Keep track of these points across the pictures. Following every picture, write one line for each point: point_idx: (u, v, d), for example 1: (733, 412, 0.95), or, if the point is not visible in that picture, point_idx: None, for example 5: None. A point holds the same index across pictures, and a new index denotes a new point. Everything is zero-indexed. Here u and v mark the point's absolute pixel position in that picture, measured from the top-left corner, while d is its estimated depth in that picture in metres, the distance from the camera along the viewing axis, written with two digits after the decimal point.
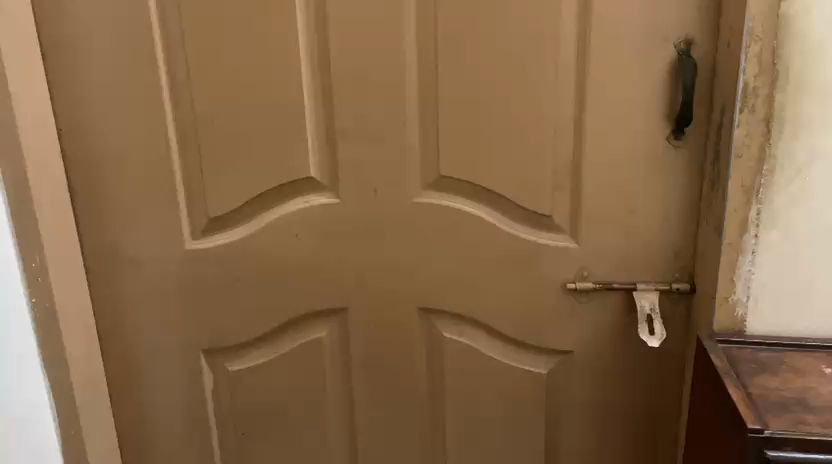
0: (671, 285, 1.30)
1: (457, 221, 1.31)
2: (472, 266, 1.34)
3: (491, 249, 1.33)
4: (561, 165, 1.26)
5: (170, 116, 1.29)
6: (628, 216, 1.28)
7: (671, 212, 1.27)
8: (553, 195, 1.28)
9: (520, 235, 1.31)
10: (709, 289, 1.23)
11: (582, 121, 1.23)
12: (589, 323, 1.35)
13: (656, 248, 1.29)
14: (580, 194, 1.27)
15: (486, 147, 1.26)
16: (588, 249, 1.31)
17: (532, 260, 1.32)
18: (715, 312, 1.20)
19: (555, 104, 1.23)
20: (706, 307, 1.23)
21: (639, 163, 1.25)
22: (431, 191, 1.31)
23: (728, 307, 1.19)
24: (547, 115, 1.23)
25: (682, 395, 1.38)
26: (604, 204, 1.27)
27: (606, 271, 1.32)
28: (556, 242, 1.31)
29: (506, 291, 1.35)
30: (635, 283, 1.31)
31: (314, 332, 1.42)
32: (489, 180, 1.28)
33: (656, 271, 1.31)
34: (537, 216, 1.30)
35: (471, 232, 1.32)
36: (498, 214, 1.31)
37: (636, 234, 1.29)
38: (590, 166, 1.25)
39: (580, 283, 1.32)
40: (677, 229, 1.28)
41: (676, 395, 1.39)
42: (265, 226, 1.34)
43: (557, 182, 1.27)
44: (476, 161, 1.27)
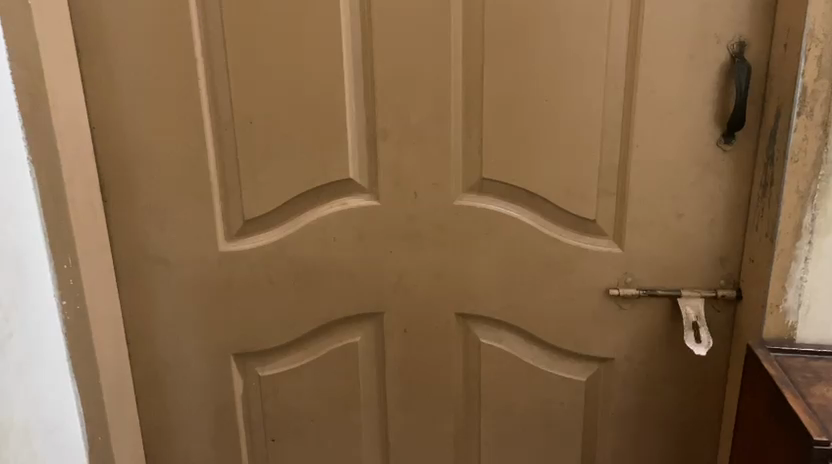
0: (717, 292, 1.28)
1: (499, 224, 1.29)
2: (512, 270, 1.31)
3: (533, 253, 1.30)
4: (607, 168, 1.24)
5: (207, 114, 1.26)
6: (674, 221, 1.25)
7: (718, 217, 1.25)
8: (598, 199, 1.25)
9: (563, 239, 1.29)
10: (758, 296, 1.20)
11: (630, 123, 1.21)
12: (631, 330, 1.33)
13: (702, 253, 1.27)
14: (626, 198, 1.25)
15: (532, 149, 1.23)
16: (632, 254, 1.28)
17: (574, 265, 1.30)
18: (765, 319, 1.18)
19: (604, 106, 1.20)
20: (755, 314, 1.21)
21: (687, 168, 1.22)
22: (472, 194, 1.28)
23: (779, 314, 1.17)
24: (595, 117, 1.21)
25: (724, 404, 1.35)
26: (650, 208, 1.25)
27: (650, 277, 1.29)
28: (599, 247, 1.28)
29: (546, 296, 1.32)
30: (680, 290, 1.28)
31: (348, 337, 1.39)
32: (533, 183, 1.25)
33: (701, 277, 1.28)
34: (580, 220, 1.27)
35: (513, 236, 1.29)
36: (540, 218, 1.29)
37: (682, 239, 1.26)
38: (638, 170, 1.23)
39: (624, 289, 1.29)
40: (724, 235, 1.26)
41: (718, 404, 1.36)
42: (302, 228, 1.31)
43: (602, 186, 1.25)
44: (520, 163, 1.24)
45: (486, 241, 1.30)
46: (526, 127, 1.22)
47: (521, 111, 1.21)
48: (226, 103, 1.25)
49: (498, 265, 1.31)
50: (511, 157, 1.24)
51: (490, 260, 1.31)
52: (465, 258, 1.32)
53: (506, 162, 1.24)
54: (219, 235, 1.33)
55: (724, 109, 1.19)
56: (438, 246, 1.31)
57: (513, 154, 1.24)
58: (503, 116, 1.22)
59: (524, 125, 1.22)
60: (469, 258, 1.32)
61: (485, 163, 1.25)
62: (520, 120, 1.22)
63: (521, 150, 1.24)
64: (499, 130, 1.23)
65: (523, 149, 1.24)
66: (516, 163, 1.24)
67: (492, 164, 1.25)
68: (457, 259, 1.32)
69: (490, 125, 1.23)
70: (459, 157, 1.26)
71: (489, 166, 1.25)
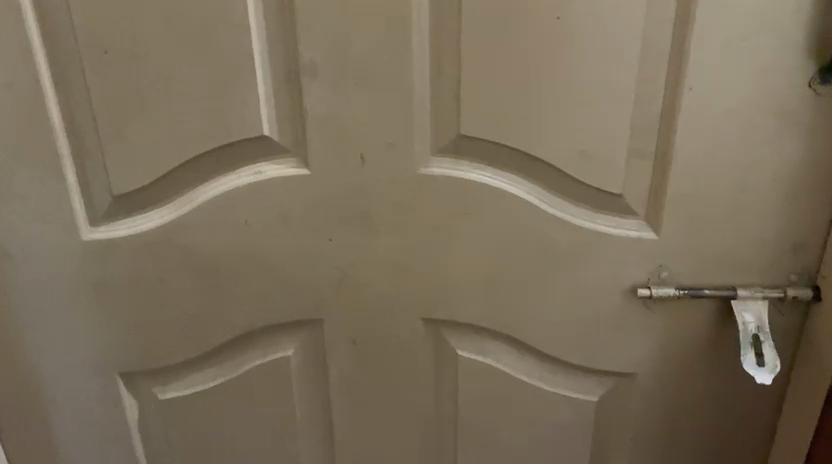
0: (788, 293, 0.92)
1: (485, 201, 0.90)
2: (502, 262, 0.94)
3: (531, 240, 0.92)
4: (644, 120, 0.84)
5: (39, 39, 0.82)
6: (734, 196, 0.88)
7: (797, 190, 0.87)
8: (628, 165, 0.87)
9: (574, 221, 0.91)
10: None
11: (683, 54, 0.80)
12: (663, 340, 0.97)
13: (771, 240, 0.90)
14: (669, 164, 0.86)
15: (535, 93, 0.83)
16: (670, 241, 0.91)
17: (588, 255, 0.92)
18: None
19: (644, 28, 0.79)
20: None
21: (761, 121, 0.83)
22: (446, 158, 0.88)
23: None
24: (630, 46, 0.80)
25: (778, 434, 1.01)
26: (702, 177, 0.86)
27: (695, 270, 0.92)
28: (624, 232, 0.91)
29: (548, 297, 0.96)
30: (736, 289, 0.92)
31: (277, 349, 1.02)
32: (534, 143, 0.86)
33: (764, 271, 0.92)
34: (601, 194, 0.89)
35: (503, 218, 0.91)
36: (542, 192, 0.90)
37: (744, 221, 0.89)
38: (690, 125, 0.83)
39: (658, 289, 0.93)
40: (804, 215, 0.88)
41: (770, 433, 1.02)
42: (201, 208, 0.91)
43: (635, 145, 0.85)
44: (516, 112, 0.84)
45: (466, 224, 0.92)
46: (527, 58, 0.81)
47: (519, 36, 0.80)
48: (64, 24, 0.80)
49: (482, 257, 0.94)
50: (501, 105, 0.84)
51: (471, 249, 0.93)
52: (434, 247, 0.93)
53: (495, 111, 0.84)
54: (80, 217, 0.92)
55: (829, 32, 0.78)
56: (397, 231, 0.92)
57: (505, 99, 0.83)
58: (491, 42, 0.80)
59: (523, 56, 0.81)
60: (440, 248, 0.93)
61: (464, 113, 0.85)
62: (516, 49, 0.80)
63: (518, 95, 0.83)
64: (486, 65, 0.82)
65: (520, 92, 0.83)
66: (509, 113, 0.84)
67: (475, 116, 0.85)
68: (425, 248, 0.94)
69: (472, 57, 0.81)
70: (427, 104, 0.85)
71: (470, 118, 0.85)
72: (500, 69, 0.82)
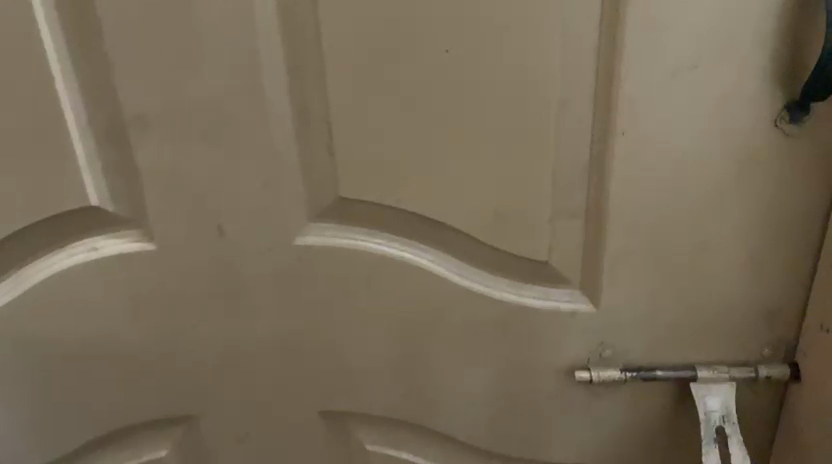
0: (760, 373, 0.74)
1: (381, 273, 0.72)
2: (409, 343, 0.76)
3: (443, 318, 0.74)
4: (571, 172, 0.66)
5: None
6: (689, 259, 0.70)
7: (765, 251, 0.70)
8: (554, 226, 0.69)
9: (494, 292, 0.73)
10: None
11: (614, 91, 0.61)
12: (612, 429, 0.80)
13: (735, 309, 0.73)
14: (605, 224, 0.68)
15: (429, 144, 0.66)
16: (612, 314, 0.74)
17: (514, 332, 0.75)
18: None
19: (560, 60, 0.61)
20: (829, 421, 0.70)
21: (718, 169, 0.65)
22: (331, 224, 0.71)
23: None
24: (544, 82, 0.62)
25: None
26: (646, 238, 0.69)
27: (645, 346, 0.75)
28: (555, 304, 0.74)
29: (469, 382, 0.78)
30: (696, 370, 0.75)
31: (149, 449, 0.84)
32: (435, 203, 0.68)
33: (729, 346, 0.75)
34: (524, 261, 0.72)
35: (406, 293, 0.73)
36: (452, 260, 0.73)
37: (703, 288, 0.72)
38: (627, 177, 0.66)
39: (600, 372, 0.76)
40: (776, 279, 0.71)
41: None
42: (25, 296, 0.72)
43: (562, 203, 0.68)
44: (408, 168, 0.67)
45: (361, 302, 0.74)
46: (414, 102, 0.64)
47: (401, 73, 0.63)
48: None
49: (384, 338, 0.76)
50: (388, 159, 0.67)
51: (371, 330, 0.76)
52: (325, 329, 0.76)
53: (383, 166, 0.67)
54: None
55: (799, 57, 0.60)
56: (277, 312, 0.75)
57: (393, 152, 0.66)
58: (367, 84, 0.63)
59: (410, 98, 0.64)
60: (333, 329, 0.76)
61: (344, 170, 0.67)
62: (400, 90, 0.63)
63: (408, 146, 0.66)
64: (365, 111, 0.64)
65: (411, 143, 0.66)
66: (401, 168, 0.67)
67: (358, 173, 0.68)
68: (314, 331, 0.76)
69: (345, 101, 0.64)
70: (296, 161, 0.67)
71: (353, 176, 0.68)
72: (383, 115, 0.64)
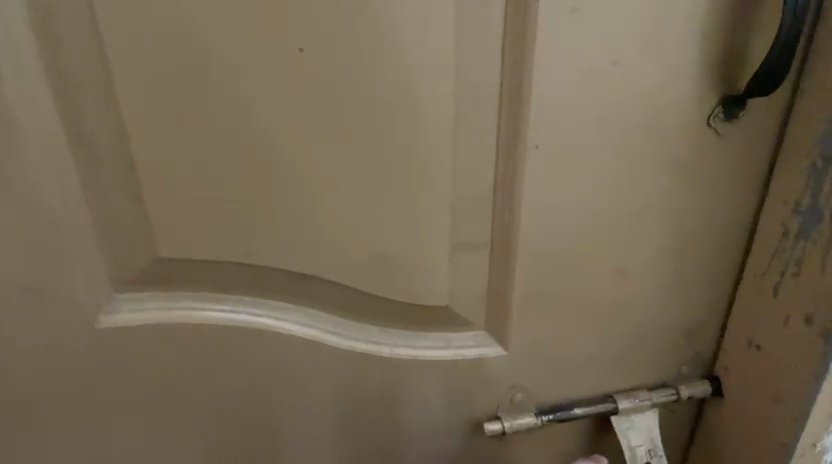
0: (681, 394, 0.66)
1: (231, 340, 0.55)
2: (278, 413, 0.60)
3: (323, 382, 0.59)
4: (471, 198, 0.51)
5: None
6: (608, 284, 0.59)
7: (690, 268, 0.59)
8: (454, 261, 0.54)
9: (383, 350, 0.58)
10: (770, 417, 0.59)
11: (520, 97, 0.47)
12: None
13: (656, 331, 0.63)
14: (514, 257, 0.55)
15: (286, 175, 0.48)
16: (522, 355, 0.61)
17: (408, 388, 0.61)
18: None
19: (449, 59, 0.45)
20: (765, 450, 0.61)
21: (644, 181, 0.53)
22: (163, 290, 0.53)
23: (811, 457, 0.59)
24: (429, 90, 0.46)
25: None
26: (560, 267, 0.56)
27: (560, 384, 0.64)
28: (457, 352, 0.59)
29: (357, 445, 0.64)
30: (617, 403, 0.65)
31: None
32: (301, 250, 0.52)
33: (648, 369, 0.65)
34: (415, 308, 0.57)
35: (273, 361, 0.57)
36: (326, 314, 0.56)
37: (623, 314, 0.61)
38: (540, 201, 0.52)
39: (513, 421, 0.63)
40: (698, 294, 0.61)
41: None
42: None
43: (463, 236, 0.53)
44: (262, 208, 0.49)
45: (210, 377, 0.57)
46: (261, 120, 0.46)
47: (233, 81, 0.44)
48: None
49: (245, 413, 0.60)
50: (233, 196, 0.49)
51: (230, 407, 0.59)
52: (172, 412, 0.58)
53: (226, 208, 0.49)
54: None
55: (739, 43, 0.48)
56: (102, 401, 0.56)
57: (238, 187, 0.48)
58: (192, 97, 0.44)
59: (254, 115, 0.45)
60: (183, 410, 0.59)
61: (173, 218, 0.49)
62: (237, 106, 0.45)
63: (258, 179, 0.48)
64: (193, 135, 0.46)
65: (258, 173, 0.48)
66: (249, 208, 0.49)
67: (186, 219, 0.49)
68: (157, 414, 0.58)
69: (163, 124, 0.45)
70: (104, 209, 0.48)
71: (186, 222, 0.49)
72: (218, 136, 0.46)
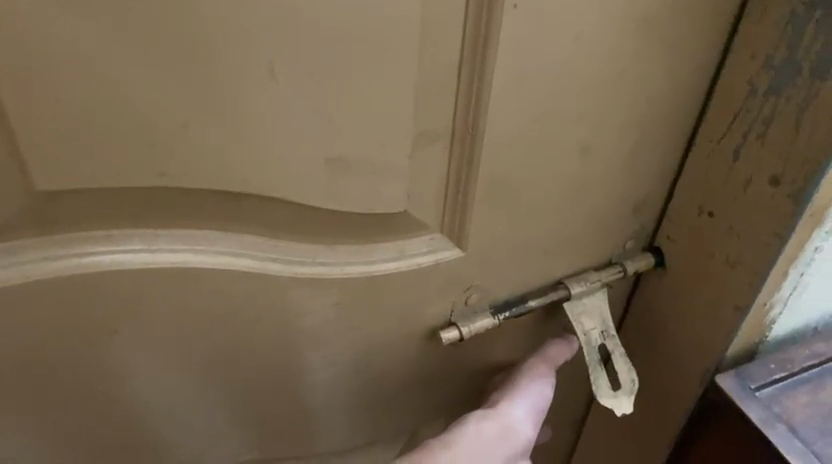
0: (628, 270, 0.63)
1: (141, 285, 0.43)
2: (206, 360, 0.50)
3: (260, 318, 0.49)
4: (435, 77, 0.42)
5: None
6: (570, 165, 0.53)
7: (647, 139, 0.55)
8: (414, 159, 0.45)
9: (332, 271, 0.48)
10: (724, 282, 0.59)
11: None
12: (476, 371, 0.65)
13: (608, 210, 0.59)
14: (479, 145, 0.47)
15: (209, 62, 0.36)
16: (479, 254, 0.55)
17: (357, 308, 0.53)
18: (741, 325, 0.59)
19: None
20: (716, 315, 0.61)
21: (617, 44, 0.47)
22: (48, 236, 0.40)
23: (760, 316, 0.60)
24: None
25: (591, 411, 0.80)
26: (525, 152, 0.49)
27: (515, 278, 0.59)
28: (413, 262, 0.52)
29: (300, 377, 0.56)
30: (569, 288, 0.61)
31: None
32: (230, 161, 0.40)
33: (598, 249, 0.62)
34: (366, 218, 0.47)
35: (203, 304, 0.46)
36: (258, 239, 0.45)
37: (581, 197, 0.56)
38: (511, 74, 0.44)
39: (471, 326, 0.58)
40: (652, 166, 0.58)
41: (583, 411, 0.80)
42: None
43: (425, 124, 0.44)
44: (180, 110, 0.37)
45: (116, 331, 0.45)
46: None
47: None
48: None
49: (165, 367, 0.49)
50: (137, 96, 0.36)
51: (152, 363, 0.48)
52: (77, 383, 0.46)
53: (128, 112, 0.36)
54: None
55: None
56: None
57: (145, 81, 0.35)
58: None
59: None
60: (92, 377, 0.47)
61: (53, 134, 0.35)
62: None
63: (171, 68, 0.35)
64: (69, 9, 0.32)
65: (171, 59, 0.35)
66: (162, 108, 0.36)
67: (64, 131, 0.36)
68: (57, 390, 0.46)
69: None
70: None
71: (71, 137, 0.36)
72: (106, 10, 0.32)
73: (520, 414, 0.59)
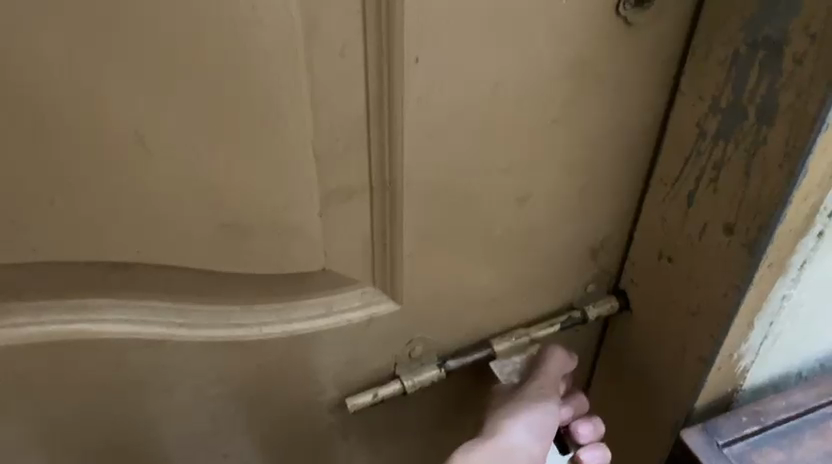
0: (589, 315, 0.60)
1: (43, 354, 0.42)
2: (128, 423, 0.48)
3: (179, 382, 0.47)
4: (340, 136, 0.40)
5: None
6: (511, 214, 0.50)
7: (596, 184, 0.52)
8: (327, 217, 0.43)
9: (250, 332, 0.47)
10: (686, 331, 0.55)
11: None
12: (431, 420, 0.62)
13: (561, 256, 0.56)
14: (400, 200, 0.44)
15: (79, 132, 0.34)
16: (418, 306, 0.52)
17: (288, 367, 0.50)
18: (707, 377, 0.56)
19: None
20: (681, 364, 0.57)
21: (547, 93, 0.44)
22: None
23: (728, 366, 0.56)
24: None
25: None
26: (455, 205, 0.47)
27: (462, 327, 0.56)
28: (343, 318, 0.49)
29: (235, 435, 0.54)
30: (524, 335, 0.58)
31: None
32: (121, 229, 0.38)
33: (555, 296, 0.59)
34: (283, 277, 0.45)
35: (113, 369, 0.45)
36: (166, 304, 0.44)
37: (528, 244, 0.53)
38: (424, 129, 0.41)
39: (415, 379, 0.55)
40: (605, 211, 0.54)
41: None
42: None
43: (335, 183, 0.42)
44: (53, 184, 0.35)
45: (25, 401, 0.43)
46: (24, 53, 0.31)
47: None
48: None
49: (83, 430, 0.47)
50: (6, 168, 0.34)
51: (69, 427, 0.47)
52: None
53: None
54: None
55: None
56: None
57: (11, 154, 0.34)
58: None
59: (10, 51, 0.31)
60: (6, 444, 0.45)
61: None
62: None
63: (37, 141, 0.34)
64: None
65: (36, 131, 0.34)
66: (34, 182, 0.35)
67: None
68: None
69: None
70: None
71: None
72: None
73: (515, 438, 0.53)
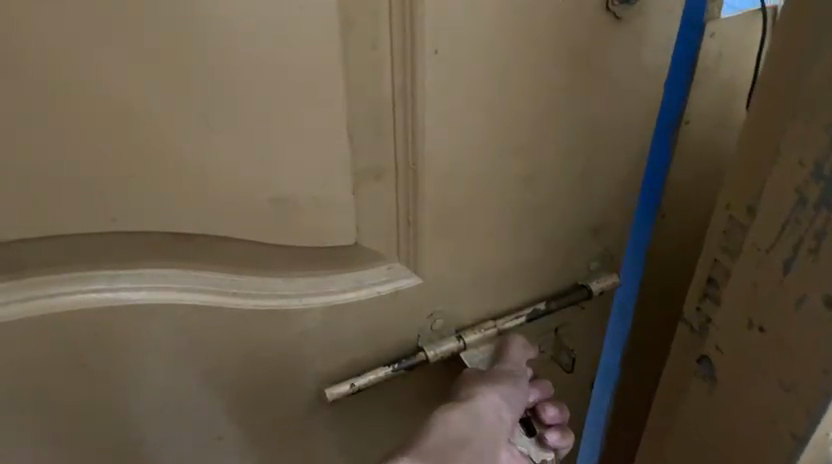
0: (593, 290, 0.65)
1: (115, 318, 0.48)
2: (181, 392, 0.53)
3: (225, 350, 0.53)
4: (369, 121, 0.46)
5: None
6: (519, 195, 0.56)
7: (594, 167, 0.58)
8: (359, 194, 0.49)
9: (291, 301, 0.53)
10: (770, 397, 0.54)
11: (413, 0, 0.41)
12: None
13: (566, 235, 0.61)
14: (421, 180, 0.50)
15: (153, 118, 0.40)
16: (438, 282, 0.58)
17: (324, 338, 0.56)
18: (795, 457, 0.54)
19: None
20: (721, 434, 0.60)
21: (548, 83, 0.50)
22: (22, 282, 0.45)
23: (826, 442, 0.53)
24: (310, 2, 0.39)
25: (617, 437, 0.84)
26: (470, 185, 0.53)
27: (479, 303, 0.61)
28: (372, 290, 0.55)
29: (276, 408, 0.58)
30: (533, 308, 0.64)
31: None
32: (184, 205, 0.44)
33: (562, 274, 0.64)
34: (321, 252, 0.51)
35: (172, 337, 0.50)
36: (221, 275, 0.50)
37: (535, 223, 0.59)
38: (443, 115, 0.47)
39: (437, 350, 0.60)
40: (604, 193, 0.60)
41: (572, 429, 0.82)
42: None
43: (366, 165, 0.48)
44: (129, 164, 0.41)
45: (96, 364, 0.49)
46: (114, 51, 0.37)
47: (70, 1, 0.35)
48: None
49: (141, 399, 0.52)
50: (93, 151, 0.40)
51: (130, 395, 0.52)
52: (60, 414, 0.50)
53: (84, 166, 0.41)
54: None
55: None
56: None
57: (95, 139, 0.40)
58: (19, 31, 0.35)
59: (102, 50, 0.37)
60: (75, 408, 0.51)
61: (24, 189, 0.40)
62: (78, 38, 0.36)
63: (118, 127, 0.40)
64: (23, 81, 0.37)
65: (118, 117, 0.40)
66: (113, 162, 0.41)
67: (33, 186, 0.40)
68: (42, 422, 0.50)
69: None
70: None
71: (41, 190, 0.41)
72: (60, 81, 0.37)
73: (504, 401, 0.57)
